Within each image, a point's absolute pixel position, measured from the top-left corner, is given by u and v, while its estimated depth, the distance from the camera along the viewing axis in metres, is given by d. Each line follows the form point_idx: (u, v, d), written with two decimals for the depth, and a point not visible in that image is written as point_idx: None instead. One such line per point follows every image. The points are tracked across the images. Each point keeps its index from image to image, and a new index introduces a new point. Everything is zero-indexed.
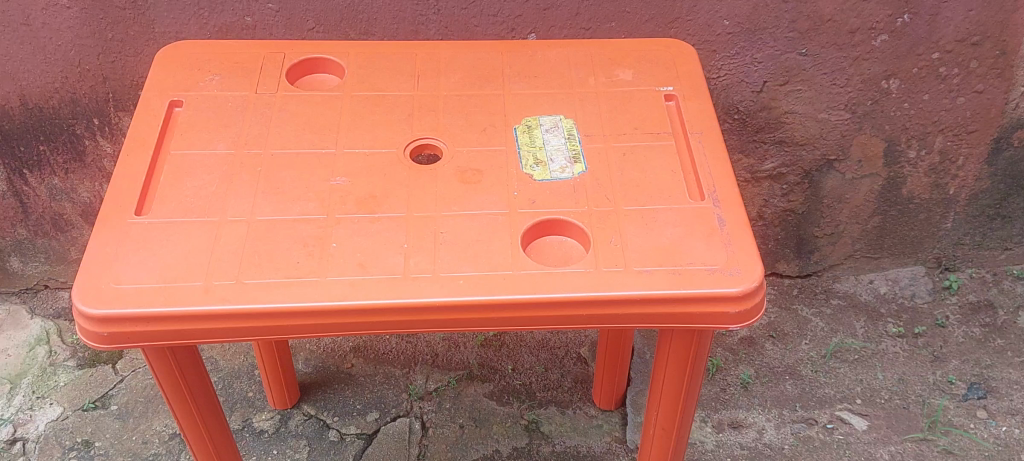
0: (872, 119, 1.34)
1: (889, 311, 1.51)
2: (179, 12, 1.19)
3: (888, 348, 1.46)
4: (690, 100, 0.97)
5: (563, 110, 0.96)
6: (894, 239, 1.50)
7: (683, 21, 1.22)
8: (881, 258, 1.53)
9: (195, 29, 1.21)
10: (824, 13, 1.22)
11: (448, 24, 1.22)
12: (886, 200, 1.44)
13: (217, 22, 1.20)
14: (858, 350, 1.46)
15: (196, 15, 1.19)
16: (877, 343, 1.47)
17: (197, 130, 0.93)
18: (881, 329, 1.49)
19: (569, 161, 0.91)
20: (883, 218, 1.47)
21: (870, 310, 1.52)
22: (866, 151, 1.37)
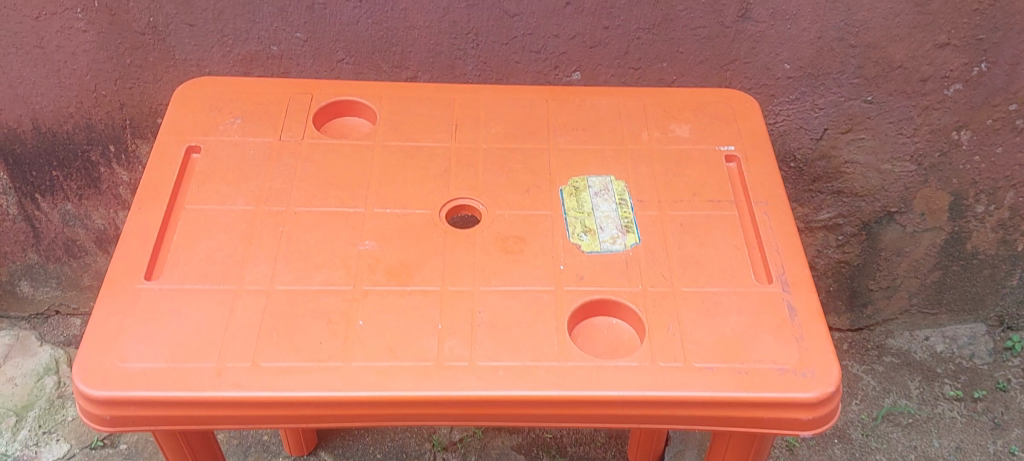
0: (940, 172, 1.24)
1: (946, 371, 1.42)
2: (201, 38, 1.11)
3: (945, 413, 1.37)
4: (754, 162, 0.89)
5: (614, 171, 0.88)
6: (955, 295, 1.41)
7: (741, 64, 1.13)
8: (938, 313, 1.44)
9: (218, 56, 1.13)
10: (894, 59, 1.12)
11: (486, 60, 1.13)
12: (949, 255, 1.35)
13: (241, 51, 1.12)
14: (912, 415, 1.37)
15: (219, 42, 1.11)
16: (933, 407, 1.38)
17: (214, 182, 0.85)
18: (937, 391, 1.40)
19: (622, 229, 0.83)
20: (944, 272, 1.37)
21: (926, 369, 1.43)
22: (929, 205, 1.28)
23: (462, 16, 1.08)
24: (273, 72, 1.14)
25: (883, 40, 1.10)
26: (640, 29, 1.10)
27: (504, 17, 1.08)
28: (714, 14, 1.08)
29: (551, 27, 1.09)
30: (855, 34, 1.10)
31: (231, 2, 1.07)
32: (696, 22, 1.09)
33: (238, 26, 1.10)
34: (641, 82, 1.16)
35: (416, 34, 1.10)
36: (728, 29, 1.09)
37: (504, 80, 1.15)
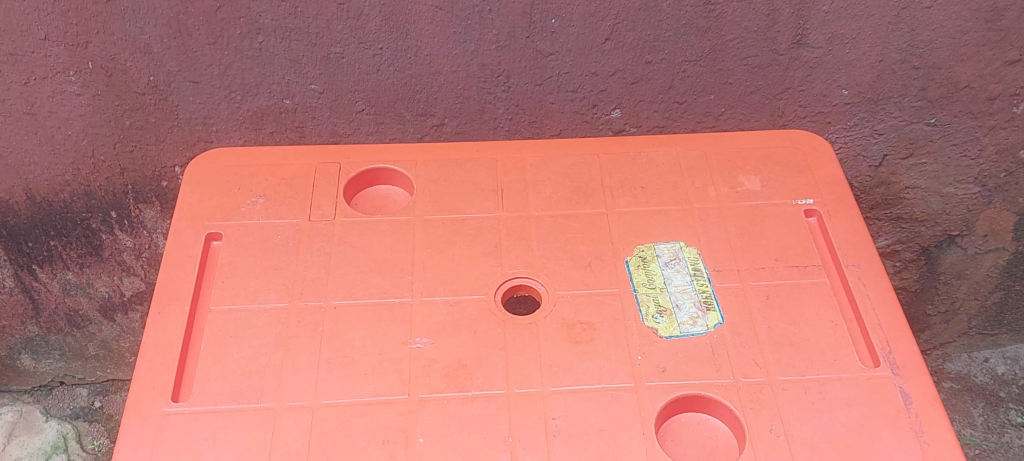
0: (1005, 192, 1.14)
1: (1010, 395, 1.33)
2: (207, 96, 1.01)
3: (1013, 441, 1.28)
4: (837, 218, 0.80)
5: (683, 235, 0.79)
6: (1016, 315, 1.30)
7: (795, 92, 1.04)
8: (999, 334, 1.33)
9: (226, 114, 1.03)
10: (960, 79, 1.02)
11: (519, 102, 1.04)
12: (1010, 276, 1.24)
13: (251, 106, 1.03)
14: (979, 445, 1.28)
15: (226, 99, 1.02)
16: (1000, 435, 1.29)
17: (242, 275, 0.76)
18: (1003, 418, 1.30)
19: (701, 307, 0.74)
20: (1006, 293, 1.27)
21: (988, 393, 1.33)
22: (993, 225, 1.18)
23: (492, 59, 0.99)
24: (287, 127, 1.05)
25: (948, 60, 1.00)
26: (686, 62, 1.00)
27: (538, 56, 0.99)
28: (767, 42, 0.98)
29: (588, 65, 1.00)
30: (919, 55, 1.00)
31: (239, 55, 0.97)
32: (746, 51, 0.99)
33: (247, 81, 1.00)
34: (686, 117, 1.07)
35: (442, 80, 1.01)
36: (782, 57, 1.00)
37: (538, 123, 1.07)
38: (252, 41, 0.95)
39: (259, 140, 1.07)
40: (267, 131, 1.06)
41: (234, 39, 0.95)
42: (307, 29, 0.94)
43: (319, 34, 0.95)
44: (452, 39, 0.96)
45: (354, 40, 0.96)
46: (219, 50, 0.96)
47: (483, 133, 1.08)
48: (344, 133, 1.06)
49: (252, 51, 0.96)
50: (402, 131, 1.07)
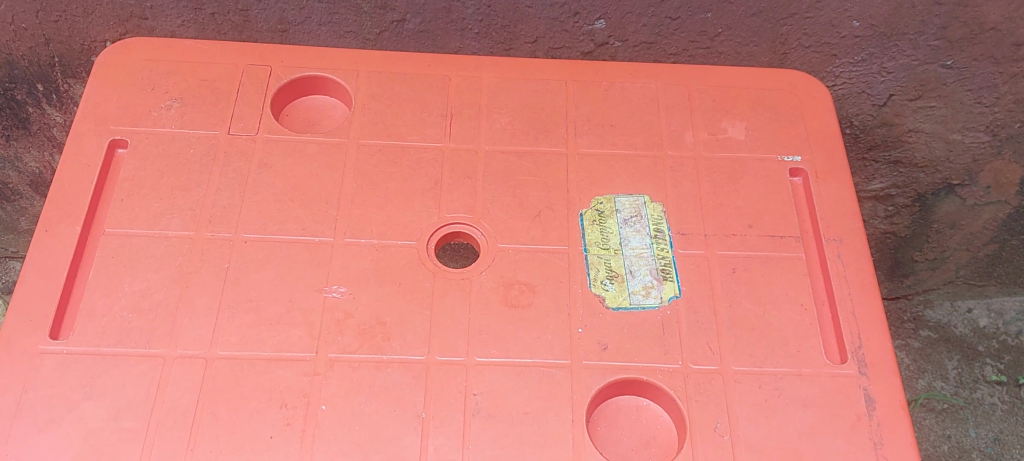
0: (1016, 144, 1.02)
1: (989, 350, 1.24)
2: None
3: (984, 399, 1.21)
4: (825, 181, 0.71)
5: (649, 187, 0.70)
6: (1008, 268, 1.21)
7: (801, 19, 0.92)
8: (986, 285, 1.24)
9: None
10: (987, 20, 0.90)
11: (491, 3, 0.91)
12: (1009, 230, 1.13)
13: None
14: (948, 400, 1.21)
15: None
16: (971, 392, 1.22)
17: (144, 194, 0.68)
18: (977, 373, 1.23)
19: (658, 276, 0.65)
20: (1001, 247, 1.17)
21: (966, 347, 1.25)
22: (998, 178, 1.07)
23: None
24: (229, 9, 0.93)
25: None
26: None
27: None
28: None
29: None
30: None
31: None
32: None
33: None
34: (678, 35, 0.94)
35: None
36: None
37: (511, 27, 0.94)
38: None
39: (199, 22, 0.95)
40: (208, 12, 0.94)
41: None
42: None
43: None
44: None
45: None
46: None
47: (449, 33, 0.95)
48: (293, 21, 0.95)
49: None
50: (358, 24, 0.95)
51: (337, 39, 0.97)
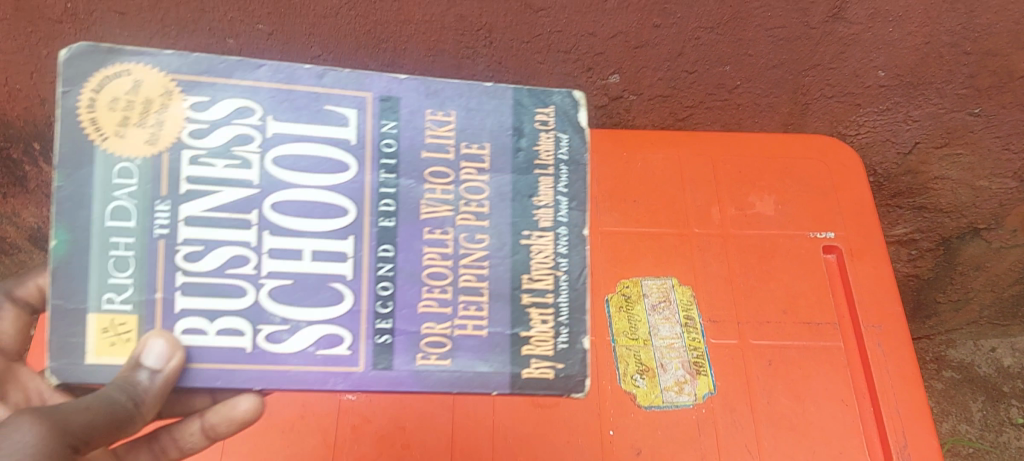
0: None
1: (1014, 390, 1.21)
2: (135, 30, 0.84)
3: (1010, 442, 1.18)
4: (860, 260, 0.68)
5: (678, 269, 0.67)
6: None
7: (825, 70, 0.88)
8: (1009, 325, 1.21)
9: (159, 50, 0.87)
10: (1018, 68, 0.86)
11: (501, 59, 0.87)
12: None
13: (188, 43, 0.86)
14: (973, 444, 1.18)
15: (158, 34, 0.85)
16: (997, 435, 1.18)
17: None
18: (1004, 415, 1.20)
19: (691, 369, 0.62)
20: None
21: (991, 387, 1.21)
22: None
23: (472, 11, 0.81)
24: None
25: (1007, 47, 0.84)
26: (702, 28, 0.83)
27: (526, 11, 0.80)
28: (798, 13, 0.81)
29: (586, 25, 0.82)
30: (972, 39, 0.84)
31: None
32: (774, 21, 0.82)
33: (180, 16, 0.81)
34: (695, 88, 0.91)
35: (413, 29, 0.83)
36: (813, 30, 0.83)
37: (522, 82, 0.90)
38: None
39: None
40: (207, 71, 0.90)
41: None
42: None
43: None
44: None
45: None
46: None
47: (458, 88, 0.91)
48: None
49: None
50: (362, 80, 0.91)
51: None
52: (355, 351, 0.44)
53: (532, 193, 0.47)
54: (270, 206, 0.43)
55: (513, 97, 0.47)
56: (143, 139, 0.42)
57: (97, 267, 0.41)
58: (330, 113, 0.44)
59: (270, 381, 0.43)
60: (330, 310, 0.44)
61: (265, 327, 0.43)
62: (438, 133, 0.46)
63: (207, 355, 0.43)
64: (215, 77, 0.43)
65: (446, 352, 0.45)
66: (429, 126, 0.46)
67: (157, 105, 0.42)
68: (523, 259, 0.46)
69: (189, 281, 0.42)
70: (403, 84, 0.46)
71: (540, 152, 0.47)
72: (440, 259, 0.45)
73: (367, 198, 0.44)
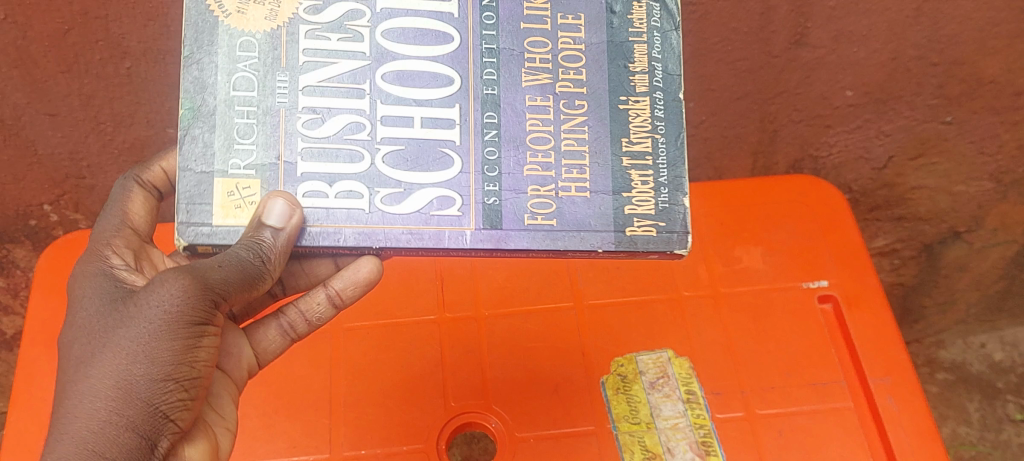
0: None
1: (1008, 386, 1.16)
2: (70, 129, 0.75)
3: (1011, 440, 1.13)
4: (858, 307, 0.65)
5: (672, 340, 0.64)
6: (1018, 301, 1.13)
7: (790, 95, 0.84)
8: (997, 319, 1.16)
9: (97, 147, 0.78)
10: (986, 75, 0.80)
11: None
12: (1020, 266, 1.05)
13: (127, 138, 0.77)
14: (974, 446, 1.14)
15: (94, 131, 0.76)
16: (997, 434, 1.14)
17: None
18: (1001, 413, 1.15)
19: (700, 451, 0.59)
20: (1011, 282, 1.09)
21: (985, 385, 1.17)
22: (1006, 220, 0.99)
23: None
24: None
25: (972, 55, 0.77)
26: None
27: None
28: (760, 43, 0.76)
29: None
30: (938, 51, 0.77)
31: (103, 83, 0.71)
32: (735, 54, 0.78)
33: (116, 110, 0.74)
34: None
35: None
36: (776, 58, 0.78)
37: None
38: (116, 66, 0.69)
39: None
40: None
41: (94, 66, 0.69)
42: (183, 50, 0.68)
43: None
44: None
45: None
46: (76, 78, 0.70)
47: None
48: None
49: (119, 77, 0.70)
50: None
51: None
52: (466, 212, 0.43)
53: (629, 59, 0.45)
54: (383, 75, 0.43)
55: None
56: (272, 20, 0.42)
57: (224, 126, 0.41)
58: None
59: (377, 237, 0.42)
60: (441, 121, 0.43)
61: (382, 189, 0.42)
62: (535, 4, 0.45)
63: (307, 201, 0.41)
64: None
65: (557, 205, 0.43)
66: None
67: (286, 1, 0.42)
68: (624, 117, 0.45)
69: (310, 146, 0.42)
70: None
71: (632, 20, 0.45)
72: (542, 125, 0.44)
73: (472, 67, 0.44)
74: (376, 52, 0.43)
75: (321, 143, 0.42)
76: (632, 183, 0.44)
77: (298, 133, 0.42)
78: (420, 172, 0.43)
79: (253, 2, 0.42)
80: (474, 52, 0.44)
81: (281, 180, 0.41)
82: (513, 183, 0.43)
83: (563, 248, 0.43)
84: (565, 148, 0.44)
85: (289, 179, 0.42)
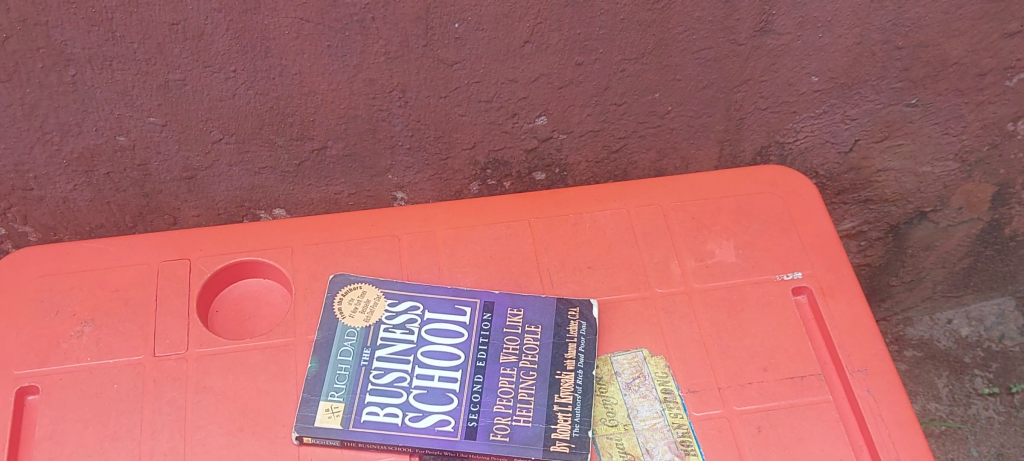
0: (986, 165, 0.96)
1: (975, 360, 1.17)
2: (14, 140, 0.72)
3: (980, 413, 1.13)
4: (832, 298, 0.64)
5: (647, 339, 0.62)
6: (983, 276, 1.14)
7: (756, 83, 0.81)
8: (962, 295, 1.17)
9: (44, 158, 0.75)
10: (951, 56, 0.81)
11: (420, 117, 0.77)
12: (983, 242, 1.07)
13: (75, 147, 0.74)
14: (944, 422, 1.13)
15: (40, 141, 0.73)
16: (966, 408, 1.14)
17: (68, 452, 0.57)
18: (969, 387, 1.15)
19: (679, 451, 0.57)
20: (976, 259, 1.10)
21: (953, 360, 1.17)
22: (970, 198, 1.01)
23: (382, 72, 0.71)
24: (125, 166, 0.77)
25: (938, 37, 0.79)
26: (626, 60, 0.75)
27: (439, 66, 0.72)
28: (724, 31, 0.74)
29: (505, 72, 0.74)
30: (904, 34, 0.78)
31: (46, 92, 0.68)
32: (699, 43, 0.75)
33: (62, 119, 0.71)
34: (626, 118, 0.82)
35: (319, 100, 0.73)
36: (741, 47, 0.76)
37: (444, 138, 0.80)
38: (60, 74, 0.66)
39: (93, 183, 0.79)
40: (102, 173, 0.77)
41: (37, 74, 0.66)
42: (131, 55, 0.65)
43: (150, 60, 0.66)
44: (326, 53, 0.68)
45: (196, 63, 0.67)
46: (18, 88, 0.67)
47: (379, 153, 0.80)
48: (199, 166, 0.78)
49: (63, 86, 0.67)
50: (274, 159, 0.79)
51: (252, 176, 0.80)
52: (457, 432, 0.57)
53: (560, 367, 0.60)
54: (423, 352, 0.61)
55: (555, 300, 0.63)
56: (363, 316, 0.62)
57: (329, 380, 0.59)
58: (458, 309, 0.63)
59: (403, 442, 0.56)
60: (456, 351, 0.61)
61: (411, 412, 0.58)
62: (513, 319, 0.62)
63: (366, 431, 0.57)
64: (396, 284, 0.64)
65: (508, 429, 0.57)
66: (508, 321, 0.62)
67: (374, 303, 0.63)
68: (557, 386, 0.59)
69: (377, 386, 0.59)
70: (497, 293, 0.64)
71: (566, 360, 0.60)
72: (511, 377, 0.60)
73: (470, 350, 0.61)
74: (429, 306, 0.63)
75: (385, 386, 0.59)
76: (556, 425, 0.57)
77: (375, 356, 0.60)
78: (445, 370, 0.60)
79: (349, 301, 0.63)
80: (476, 320, 0.62)
81: (362, 396, 0.58)
82: (485, 411, 0.58)
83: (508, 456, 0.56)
84: (524, 353, 0.61)
85: (365, 388, 0.59)
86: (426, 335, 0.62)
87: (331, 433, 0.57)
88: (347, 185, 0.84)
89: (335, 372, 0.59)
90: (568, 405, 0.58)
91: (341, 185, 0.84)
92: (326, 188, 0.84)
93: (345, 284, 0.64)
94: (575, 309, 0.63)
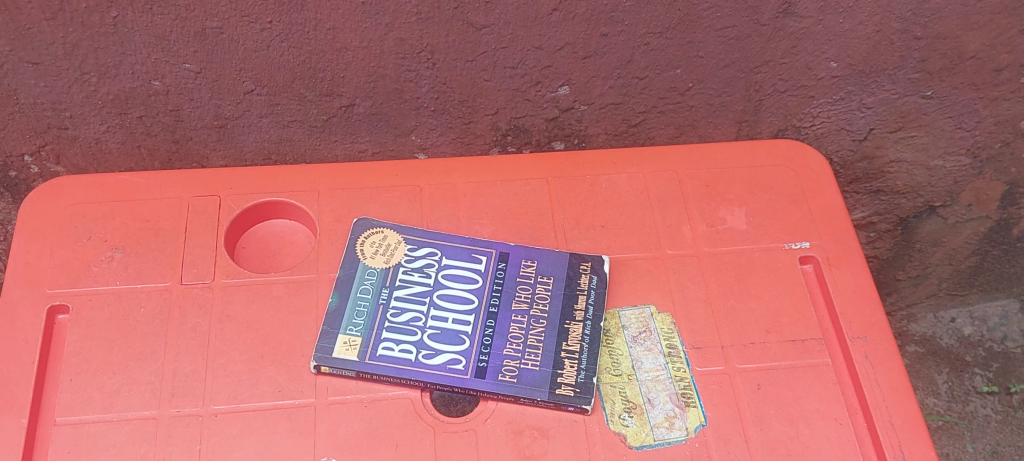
0: (998, 163, 0.96)
1: (976, 359, 1.17)
2: (53, 78, 0.74)
3: (977, 411, 1.14)
4: (838, 269, 0.67)
5: (655, 296, 0.65)
6: (990, 277, 1.14)
7: (776, 65, 0.82)
8: (967, 294, 1.18)
9: (80, 97, 0.76)
10: (967, 50, 0.81)
11: (446, 80, 0.79)
12: (991, 241, 1.08)
13: (110, 89, 0.75)
14: (942, 417, 1.14)
15: (78, 81, 0.74)
16: (964, 405, 1.14)
17: (95, 371, 0.60)
18: (968, 384, 1.16)
19: (680, 402, 0.60)
20: (983, 258, 1.11)
21: (954, 358, 1.18)
22: (980, 196, 1.01)
23: (412, 32, 0.73)
24: (159, 110, 0.78)
25: (956, 30, 0.79)
26: (650, 34, 0.76)
27: (469, 29, 0.73)
28: (747, 11, 0.75)
29: (531, 38, 0.75)
30: (923, 25, 0.78)
31: (88, 32, 0.69)
32: (723, 21, 0.76)
33: (101, 61, 0.72)
34: (647, 93, 0.84)
35: (350, 56, 0.74)
36: (764, 27, 0.77)
37: (469, 102, 0.82)
38: (103, 15, 0.68)
39: (126, 126, 0.80)
40: (134, 116, 0.79)
41: (79, 14, 0.67)
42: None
43: (190, 6, 0.67)
44: (360, 11, 0.70)
45: (234, 12, 0.68)
46: (61, 26, 0.68)
47: (403, 114, 0.82)
48: (230, 115, 0.80)
49: (105, 27, 0.69)
50: (303, 113, 0.81)
51: (281, 128, 0.82)
52: (468, 371, 0.59)
53: (570, 317, 0.62)
54: (439, 295, 0.63)
55: (569, 256, 0.66)
56: (384, 258, 0.64)
57: (348, 315, 0.61)
58: (474, 258, 0.65)
59: (416, 377, 0.59)
60: (470, 297, 0.63)
61: (425, 350, 0.60)
62: (528, 270, 0.65)
63: (382, 364, 0.59)
64: (418, 233, 0.66)
65: (516, 371, 0.59)
66: (523, 272, 0.65)
67: (395, 247, 0.65)
68: (566, 334, 0.61)
69: (393, 325, 0.61)
70: (512, 246, 0.66)
71: (576, 311, 0.62)
72: (522, 324, 0.62)
73: (484, 296, 0.63)
74: (446, 254, 0.65)
75: (401, 325, 0.61)
76: (562, 370, 0.60)
77: (392, 295, 0.63)
78: (458, 313, 0.62)
79: (370, 243, 0.65)
80: (490, 269, 0.65)
81: (379, 332, 0.61)
82: (495, 353, 0.60)
83: (516, 396, 0.59)
84: (536, 302, 0.63)
85: (381, 326, 0.61)
86: (442, 280, 0.64)
87: (347, 364, 0.59)
88: (372, 144, 0.86)
89: (354, 308, 0.62)
90: (575, 352, 0.60)
91: (366, 143, 0.86)
92: (351, 145, 0.86)
93: (368, 228, 0.66)
94: (587, 264, 0.65)
